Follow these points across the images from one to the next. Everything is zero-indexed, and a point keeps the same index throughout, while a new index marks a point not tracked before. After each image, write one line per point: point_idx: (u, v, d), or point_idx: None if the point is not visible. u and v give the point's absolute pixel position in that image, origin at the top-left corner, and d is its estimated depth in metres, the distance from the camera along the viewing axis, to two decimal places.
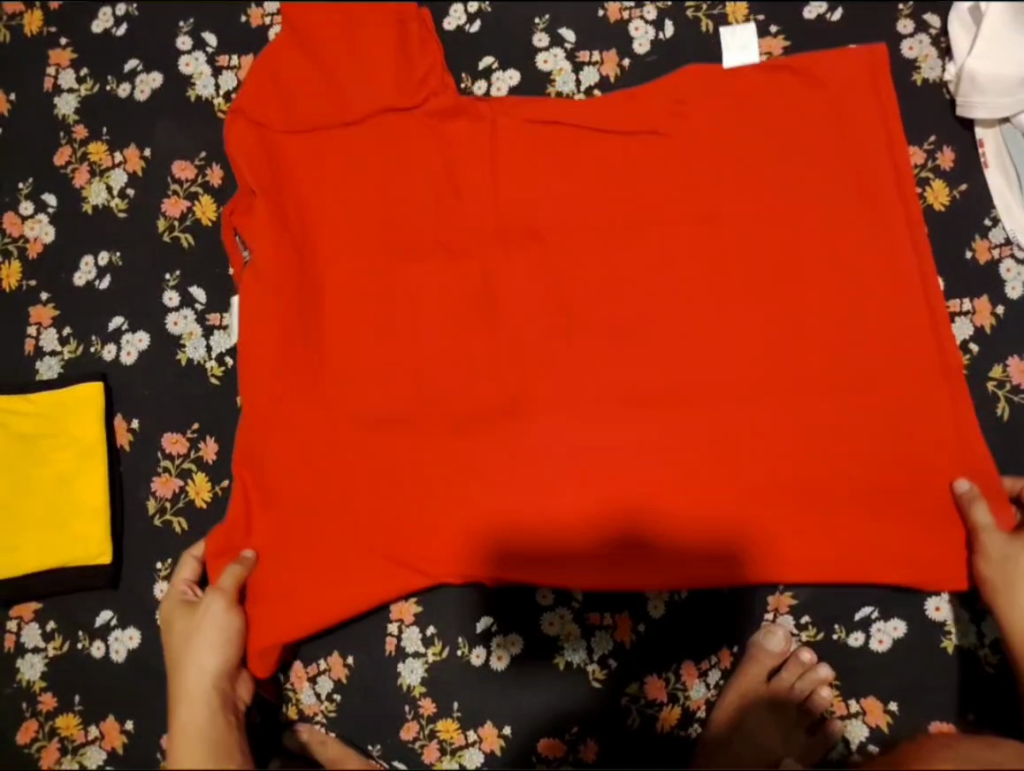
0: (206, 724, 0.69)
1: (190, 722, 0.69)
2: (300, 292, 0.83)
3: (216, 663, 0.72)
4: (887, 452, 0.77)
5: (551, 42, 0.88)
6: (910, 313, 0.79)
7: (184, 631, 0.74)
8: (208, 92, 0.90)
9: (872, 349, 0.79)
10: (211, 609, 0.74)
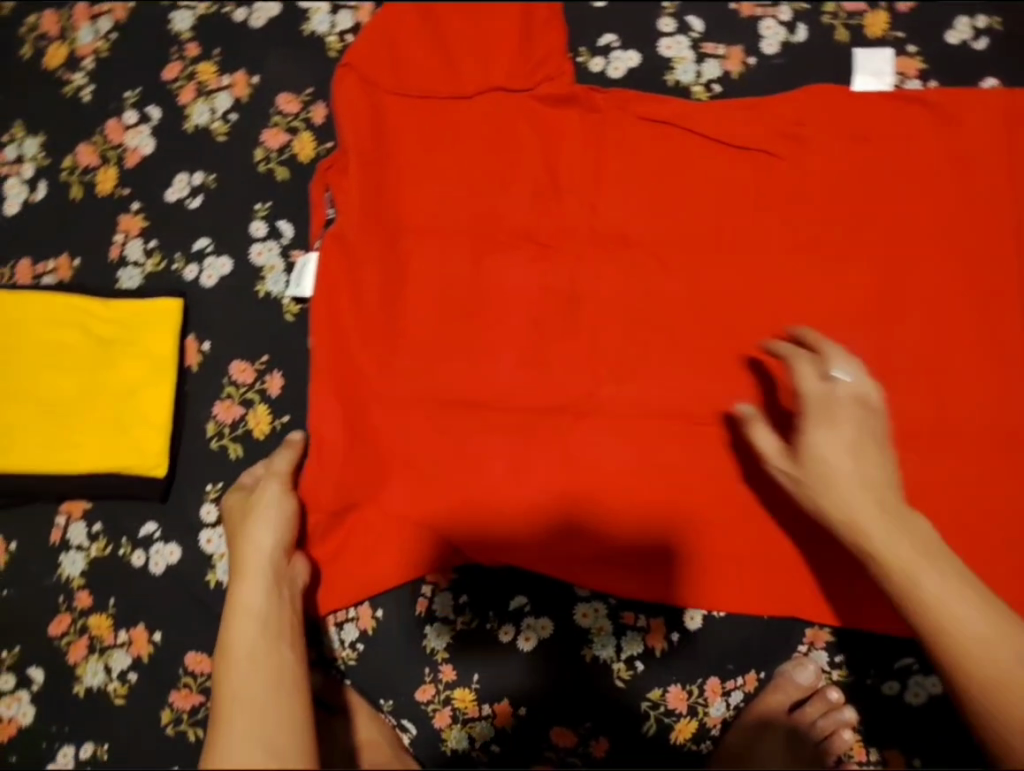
0: (260, 607, 0.68)
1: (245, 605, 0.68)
2: (391, 246, 0.83)
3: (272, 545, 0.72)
4: (950, 504, 0.76)
5: (677, 29, 0.86)
6: (1002, 370, 0.78)
7: (242, 517, 0.75)
8: (323, 29, 0.89)
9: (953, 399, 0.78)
10: (267, 490, 0.75)
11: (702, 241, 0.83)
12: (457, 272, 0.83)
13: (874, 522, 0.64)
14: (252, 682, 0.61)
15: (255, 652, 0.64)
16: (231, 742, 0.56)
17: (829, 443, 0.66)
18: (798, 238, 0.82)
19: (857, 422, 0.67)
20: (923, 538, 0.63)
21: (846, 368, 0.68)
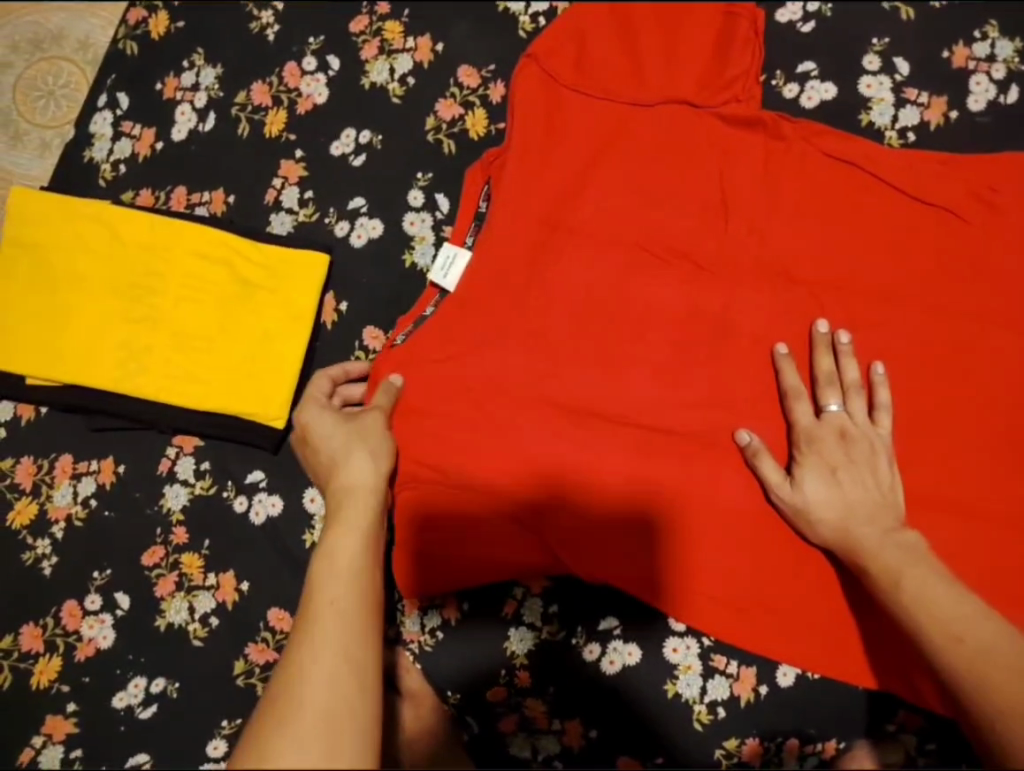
0: (366, 522, 0.64)
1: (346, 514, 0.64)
2: (544, 241, 0.81)
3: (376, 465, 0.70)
4: None
5: (881, 68, 0.82)
6: None
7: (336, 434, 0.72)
8: (517, 8, 0.88)
9: None
10: (366, 422, 0.72)
11: (867, 292, 0.79)
12: (606, 277, 0.81)
13: (885, 547, 0.69)
14: (341, 596, 0.57)
15: (349, 566, 0.59)
16: (308, 656, 0.53)
17: (814, 459, 0.73)
18: (970, 309, 0.78)
19: (831, 439, 0.74)
20: (929, 564, 0.68)
21: (837, 390, 0.75)
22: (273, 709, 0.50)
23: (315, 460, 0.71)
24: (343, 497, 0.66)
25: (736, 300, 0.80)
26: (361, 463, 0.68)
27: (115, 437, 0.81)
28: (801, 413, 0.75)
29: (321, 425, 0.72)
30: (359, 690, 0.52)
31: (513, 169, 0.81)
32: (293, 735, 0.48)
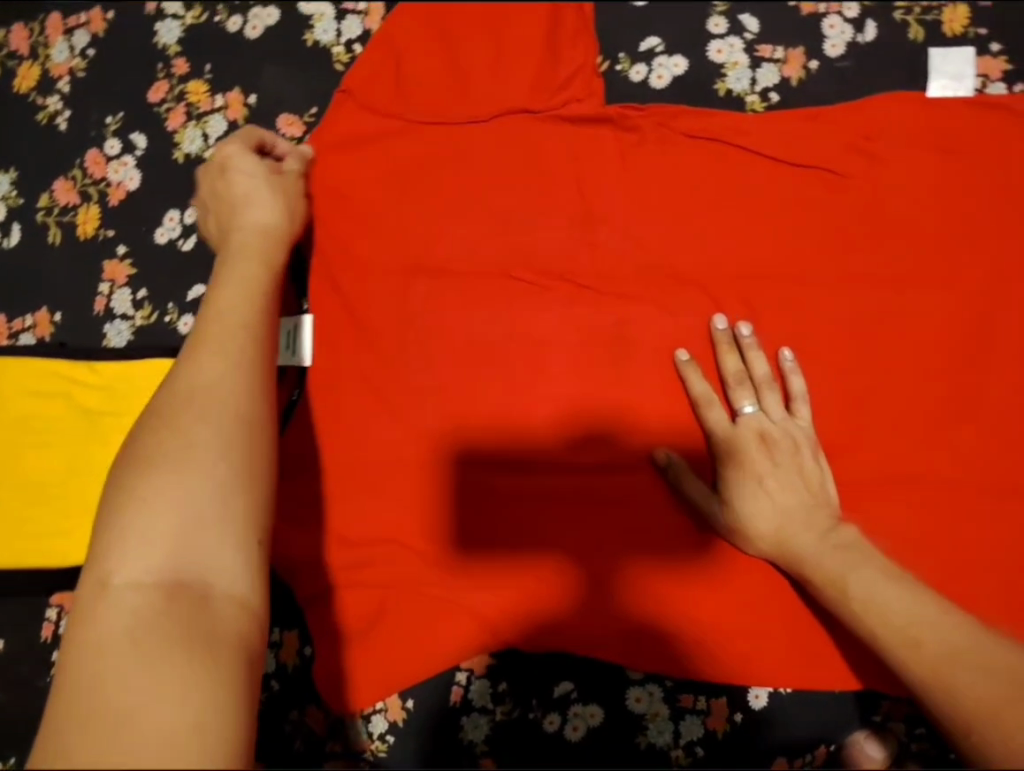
0: (260, 281, 0.59)
1: (250, 248, 0.63)
2: (408, 293, 0.75)
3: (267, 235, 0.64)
4: None
5: (729, 29, 0.75)
6: None
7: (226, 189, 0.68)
8: (327, 38, 0.78)
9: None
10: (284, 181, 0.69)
11: (761, 275, 0.73)
12: (484, 316, 0.74)
13: (827, 556, 0.64)
14: (236, 303, 0.56)
15: (242, 279, 0.59)
16: (213, 343, 0.52)
17: (737, 472, 0.68)
18: (871, 269, 0.73)
19: (753, 450, 0.68)
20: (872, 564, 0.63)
21: (748, 396, 0.70)
22: (166, 398, 0.49)
23: (217, 187, 0.68)
24: (240, 235, 0.64)
25: (625, 313, 0.74)
26: (268, 208, 0.66)
27: None
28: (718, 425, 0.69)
29: (229, 167, 0.68)
30: (254, 409, 0.49)
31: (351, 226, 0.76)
32: (195, 425, 0.47)
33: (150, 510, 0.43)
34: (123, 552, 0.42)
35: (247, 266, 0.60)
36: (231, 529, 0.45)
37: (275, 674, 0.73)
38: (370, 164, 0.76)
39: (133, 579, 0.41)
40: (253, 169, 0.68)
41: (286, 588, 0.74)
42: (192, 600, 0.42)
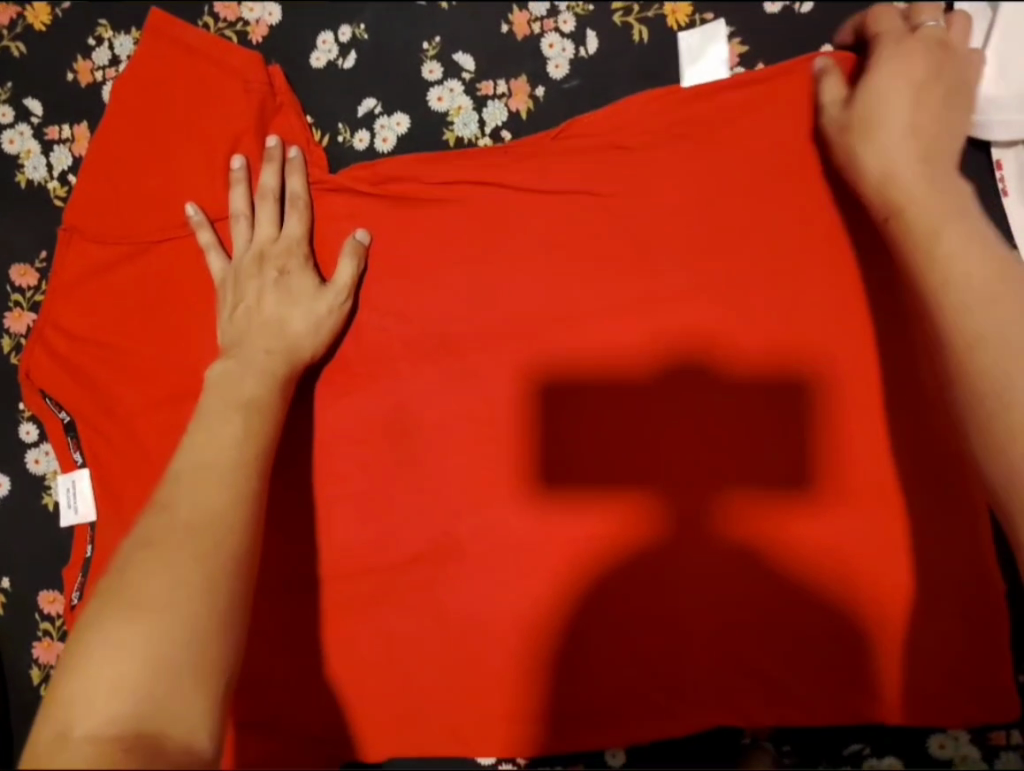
0: (247, 399, 0.60)
1: (263, 364, 0.63)
2: (172, 417, 0.71)
3: (278, 350, 0.65)
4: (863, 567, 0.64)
5: (445, 73, 0.71)
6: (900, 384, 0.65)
7: (276, 296, 0.66)
8: (40, 175, 0.74)
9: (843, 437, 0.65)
10: (297, 282, 0.67)
11: (532, 324, 0.68)
12: None
13: (953, 235, 0.57)
14: (237, 436, 0.57)
15: (239, 401, 0.60)
16: (199, 476, 0.54)
17: (887, 90, 0.61)
18: (647, 291, 0.67)
19: (912, 76, 0.61)
20: (995, 246, 0.58)
21: (908, 60, 0.61)
22: (156, 524, 0.50)
23: (268, 295, 0.66)
24: (265, 351, 0.64)
25: (403, 395, 0.70)
26: (297, 322, 0.66)
27: None
28: (831, 98, 0.64)
29: (290, 275, 0.67)
30: (245, 553, 0.51)
31: (103, 361, 0.72)
32: (186, 560, 0.48)
33: (126, 646, 0.44)
34: (89, 698, 0.42)
35: (246, 382, 0.61)
36: (199, 669, 0.45)
37: None
38: (109, 294, 0.72)
39: (98, 725, 0.42)
40: (291, 267, 0.67)
41: None
42: (149, 743, 0.41)
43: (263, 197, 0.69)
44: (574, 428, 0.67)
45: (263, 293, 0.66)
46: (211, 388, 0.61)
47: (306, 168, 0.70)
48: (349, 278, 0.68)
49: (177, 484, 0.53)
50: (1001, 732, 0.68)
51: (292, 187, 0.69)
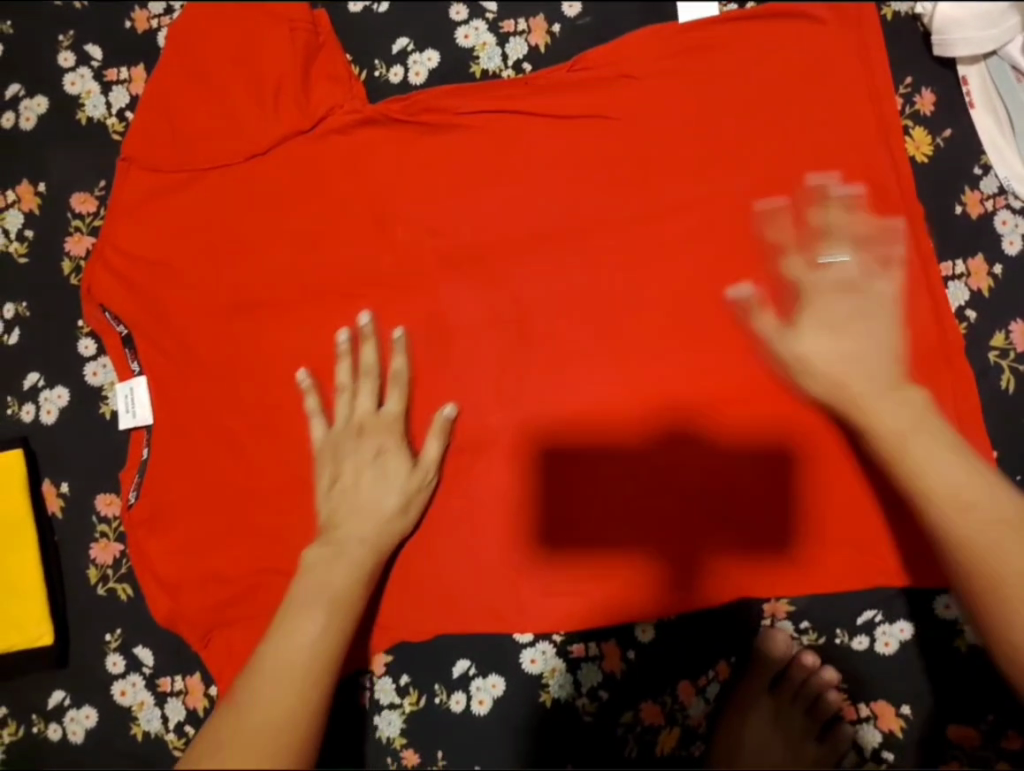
0: (335, 593, 0.67)
1: (353, 561, 0.69)
2: (222, 327, 0.77)
3: (371, 532, 0.71)
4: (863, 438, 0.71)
5: (470, 14, 0.80)
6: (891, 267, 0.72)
7: (368, 478, 0.72)
8: (99, 113, 0.81)
9: None
10: (392, 462, 0.73)
11: (555, 236, 0.76)
12: (302, 337, 0.77)
13: (931, 464, 0.63)
14: (317, 631, 0.65)
15: (326, 592, 0.67)
16: (283, 666, 0.63)
17: (852, 340, 0.68)
18: (657, 203, 0.76)
19: (882, 324, 0.68)
20: (971, 463, 0.64)
21: (860, 246, 0.69)
22: (240, 709, 0.61)
23: (364, 474, 0.72)
24: (359, 540, 0.70)
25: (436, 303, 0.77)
26: (387, 506, 0.71)
27: None
28: (757, 306, 0.71)
29: (387, 456, 0.73)
30: (308, 731, 0.61)
31: (158, 278, 0.77)
32: (256, 748, 0.58)
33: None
34: None
35: (336, 570, 0.68)
36: None
37: (188, 720, 0.74)
38: (163, 218, 0.78)
39: None
40: (387, 448, 0.73)
41: (175, 639, 0.75)
42: None
43: (355, 409, 0.74)
44: (595, 328, 0.75)
45: (359, 470, 0.73)
46: (306, 570, 0.69)
47: (410, 346, 0.76)
48: (438, 453, 0.73)
49: (257, 672, 0.64)
50: None
51: (399, 374, 0.75)
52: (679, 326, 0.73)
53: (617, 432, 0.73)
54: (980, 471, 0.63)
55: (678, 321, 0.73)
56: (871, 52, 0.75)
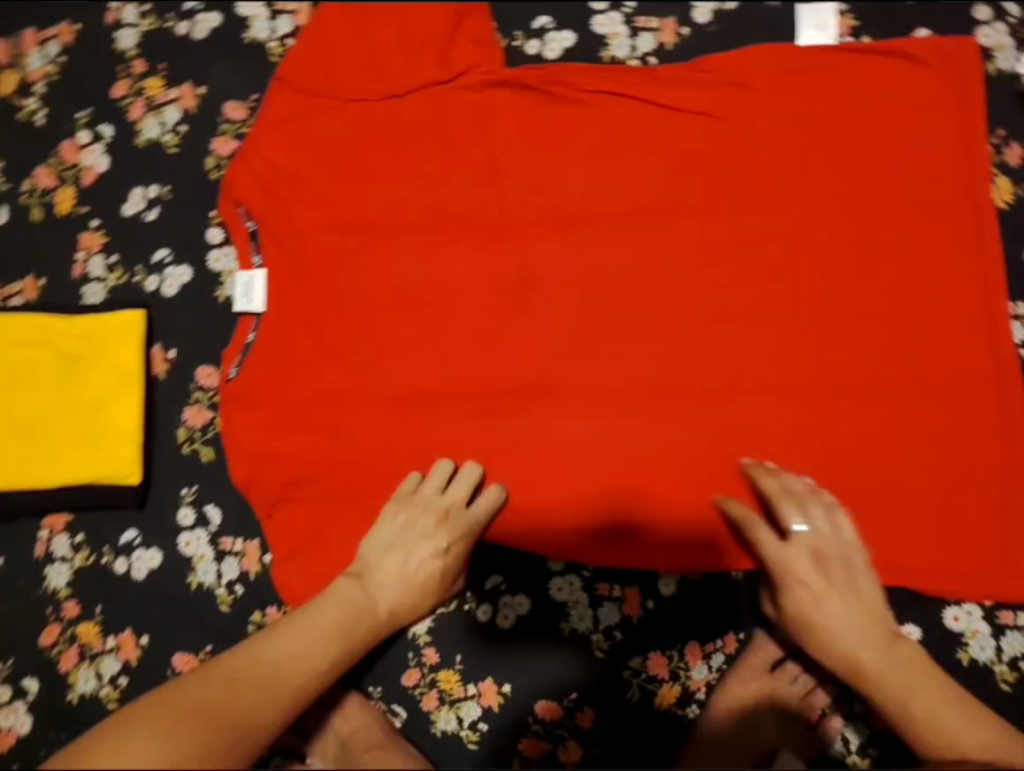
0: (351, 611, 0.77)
1: (369, 620, 0.78)
2: (340, 241, 0.85)
3: (405, 575, 0.79)
4: (899, 446, 0.78)
5: (609, 6, 0.88)
6: (955, 299, 0.80)
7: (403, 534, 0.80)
8: (263, 35, 0.90)
9: (894, 342, 0.80)
10: (428, 525, 0.79)
11: (653, 215, 0.84)
12: (407, 263, 0.85)
13: (896, 666, 0.74)
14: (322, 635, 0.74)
15: (327, 623, 0.75)
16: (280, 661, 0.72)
17: (841, 609, 0.76)
18: (747, 204, 0.83)
19: (860, 592, 0.76)
20: (930, 678, 0.74)
21: (824, 524, 0.75)
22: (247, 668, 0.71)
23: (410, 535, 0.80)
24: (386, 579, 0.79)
25: (532, 256, 0.84)
26: (422, 560, 0.80)
27: None
28: (817, 535, 0.75)
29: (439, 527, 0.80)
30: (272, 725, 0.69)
31: (289, 188, 0.86)
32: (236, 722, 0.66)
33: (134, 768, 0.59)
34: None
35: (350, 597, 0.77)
36: None
37: (240, 579, 0.82)
38: (301, 136, 0.86)
39: None
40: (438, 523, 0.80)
41: (244, 504, 0.83)
42: None
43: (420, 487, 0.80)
44: (673, 305, 0.83)
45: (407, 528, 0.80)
46: (328, 596, 0.77)
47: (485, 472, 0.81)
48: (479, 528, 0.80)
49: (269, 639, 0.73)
50: (1006, 612, 0.79)
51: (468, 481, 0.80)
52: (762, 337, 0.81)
53: (673, 399, 0.81)
54: (949, 691, 0.73)
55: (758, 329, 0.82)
56: (972, 101, 0.82)
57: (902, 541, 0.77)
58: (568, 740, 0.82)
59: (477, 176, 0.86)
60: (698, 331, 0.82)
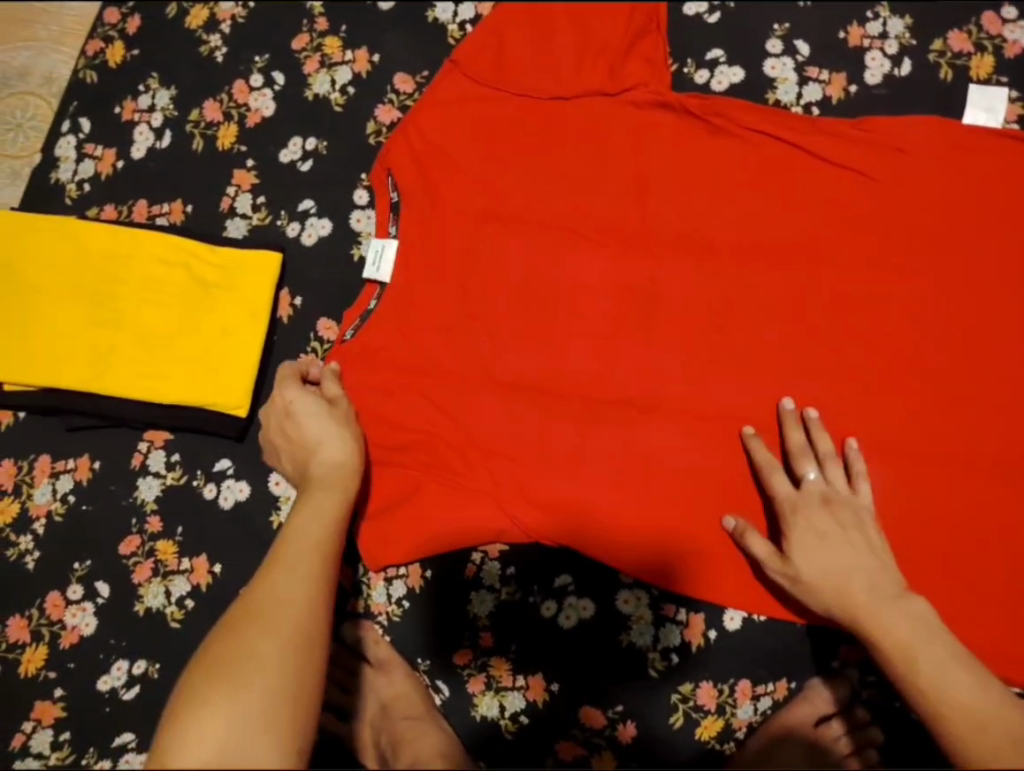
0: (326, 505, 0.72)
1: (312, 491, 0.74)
2: (479, 225, 0.87)
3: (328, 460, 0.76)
4: (994, 532, 0.78)
5: (784, 50, 0.91)
6: None
7: (304, 420, 0.78)
8: (445, 18, 0.94)
9: (1009, 430, 0.80)
10: (341, 415, 0.79)
11: (790, 259, 0.85)
12: (541, 258, 0.87)
13: (891, 613, 0.72)
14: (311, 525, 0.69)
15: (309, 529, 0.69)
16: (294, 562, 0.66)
17: (848, 555, 0.75)
18: (887, 266, 0.84)
19: (868, 543, 0.75)
20: (938, 635, 0.71)
21: (838, 479, 0.78)
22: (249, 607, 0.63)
23: (298, 424, 0.78)
24: (319, 465, 0.76)
25: (663, 275, 0.86)
26: (331, 446, 0.76)
27: (90, 436, 0.87)
28: (828, 483, 0.78)
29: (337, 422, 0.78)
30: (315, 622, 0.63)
31: (442, 165, 0.89)
32: (269, 637, 0.61)
33: (229, 721, 0.56)
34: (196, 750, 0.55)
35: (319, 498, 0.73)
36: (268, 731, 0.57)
37: None
38: (463, 118, 0.89)
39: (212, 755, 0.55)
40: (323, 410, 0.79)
41: None
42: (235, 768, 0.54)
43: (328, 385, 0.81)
44: (793, 350, 0.83)
45: (298, 418, 0.78)
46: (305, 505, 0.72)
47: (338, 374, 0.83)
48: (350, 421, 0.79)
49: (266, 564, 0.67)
50: None
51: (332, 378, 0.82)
52: (874, 398, 0.82)
53: (777, 441, 0.82)
54: (954, 653, 0.70)
55: (872, 390, 0.82)
56: None
57: (983, 625, 0.78)
58: (604, 750, 0.83)
59: (624, 189, 0.87)
60: (815, 381, 0.82)
